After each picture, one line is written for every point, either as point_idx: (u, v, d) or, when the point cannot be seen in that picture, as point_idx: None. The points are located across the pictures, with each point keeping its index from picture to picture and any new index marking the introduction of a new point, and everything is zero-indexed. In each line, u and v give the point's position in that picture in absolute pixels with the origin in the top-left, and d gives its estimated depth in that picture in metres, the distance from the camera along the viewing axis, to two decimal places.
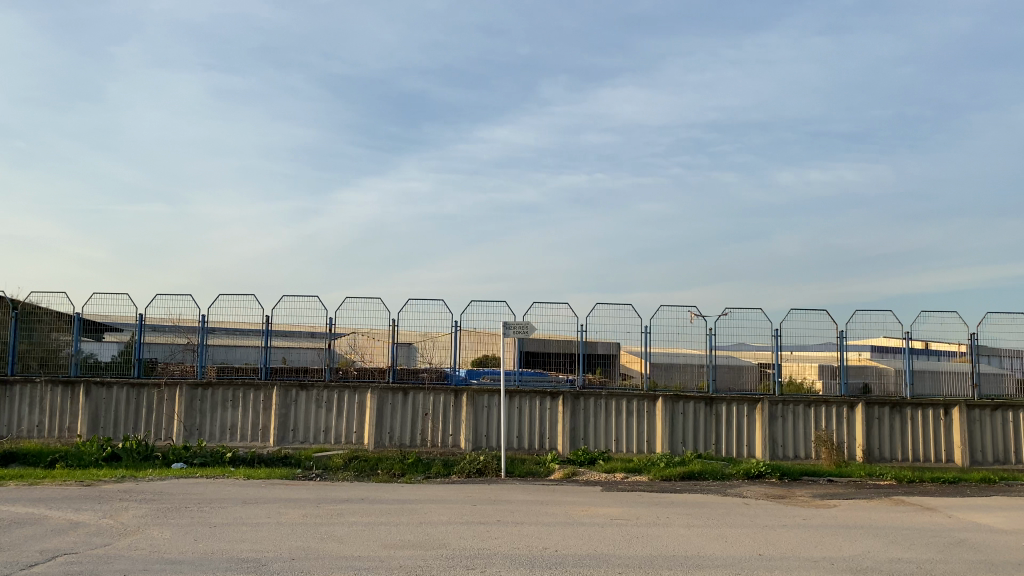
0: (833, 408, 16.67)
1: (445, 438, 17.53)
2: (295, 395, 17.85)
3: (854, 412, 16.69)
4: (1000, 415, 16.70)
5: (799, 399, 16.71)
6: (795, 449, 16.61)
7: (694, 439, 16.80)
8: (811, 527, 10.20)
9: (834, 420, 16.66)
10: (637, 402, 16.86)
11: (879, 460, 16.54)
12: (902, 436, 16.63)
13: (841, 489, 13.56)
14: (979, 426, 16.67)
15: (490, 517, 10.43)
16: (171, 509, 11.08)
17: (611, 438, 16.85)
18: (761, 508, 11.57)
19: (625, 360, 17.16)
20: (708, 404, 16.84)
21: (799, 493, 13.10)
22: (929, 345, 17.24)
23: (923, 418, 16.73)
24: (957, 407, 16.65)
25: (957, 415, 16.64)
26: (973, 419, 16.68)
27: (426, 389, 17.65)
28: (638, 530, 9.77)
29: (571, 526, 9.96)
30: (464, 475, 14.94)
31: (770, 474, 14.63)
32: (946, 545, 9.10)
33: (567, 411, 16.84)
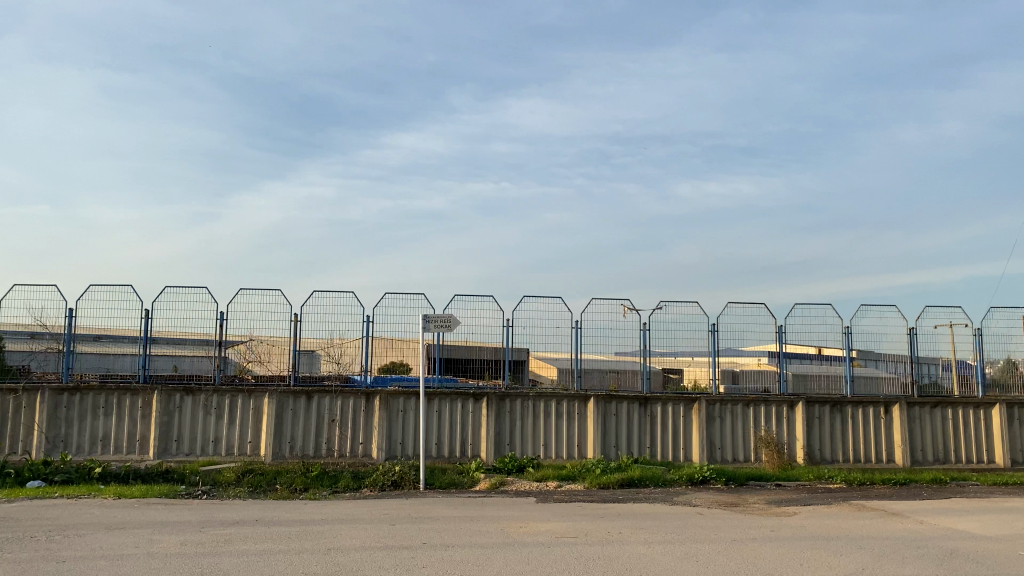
0: (772, 407, 15.63)
1: (353, 447, 15.64)
2: (180, 401, 15.61)
3: (794, 411, 15.68)
4: (939, 413, 15.89)
5: (737, 398, 15.59)
6: (734, 452, 15.49)
7: (628, 443, 15.46)
8: (783, 539, 8.88)
9: (774, 420, 15.62)
10: (568, 404, 15.42)
11: (819, 461, 15.58)
12: (842, 435, 15.68)
13: (794, 495, 12.40)
14: (919, 425, 15.84)
15: (413, 540, 8.68)
16: (11, 541, 8.86)
17: (539, 444, 15.33)
18: (719, 518, 10.19)
19: (535, 365, 15.75)
20: (643, 405, 15.53)
21: (752, 500, 11.86)
22: (822, 350, 16.03)
23: (863, 417, 15.79)
24: (898, 405, 15.75)
25: (898, 413, 15.75)
26: (913, 417, 15.82)
27: (332, 393, 15.71)
28: (592, 551, 8.21)
29: (511, 548, 8.32)
30: (377, 489, 13.11)
31: (714, 479, 13.37)
32: (942, 559, 7.91)
33: (490, 414, 15.22)
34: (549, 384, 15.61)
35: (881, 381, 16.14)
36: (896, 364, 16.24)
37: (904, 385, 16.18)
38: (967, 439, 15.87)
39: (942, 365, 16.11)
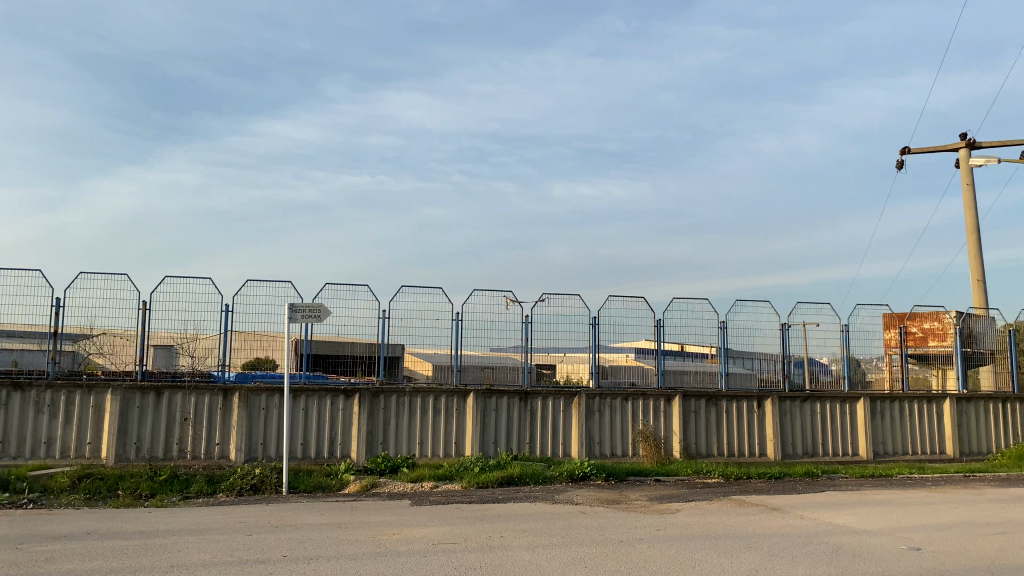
0: (651, 401, 15.43)
1: (209, 448, 14.30)
2: (6, 398, 13.81)
3: (671, 405, 15.54)
4: (808, 406, 16.13)
5: (616, 392, 15.30)
6: (612, 447, 15.19)
7: (507, 439, 14.89)
8: (670, 539, 8.46)
9: (652, 415, 15.42)
10: (445, 399, 14.70)
11: (696, 455, 15.49)
12: (717, 429, 15.66)
13: (675, 490, 12.12)
14: (790, 418, 16.03)
15: (273, 552, 7.71)
16: None
17: (413, 442, 14.52)
18: (603, 517, 9.68)
19: (411, 361, 14.67)
20: (522, 400, 14.99)
21: (634, 497, 11.48)
22: (685, 347, 15.83)
23: (737, 411, 15.81)
24: (770, 399, 15.88)
25: (770, 407, 15.87)
26: (784, 410, 15.99)
27: (186, 389, 14.30)
28: (472, 559, 7.51)
29: (385, 558, 7.50)
30: (233, 494, 11.95)
31: (595, 475, 12.96)
32: (830, 556, 7.66)
33: (362, 411, 14.28)
34: (425, 379, 14.73)
35: (740, 378, 16.10)
36: (757, 362, 16.23)
37: (759, 380, 16.18)
38: (833, 432, 16.20)
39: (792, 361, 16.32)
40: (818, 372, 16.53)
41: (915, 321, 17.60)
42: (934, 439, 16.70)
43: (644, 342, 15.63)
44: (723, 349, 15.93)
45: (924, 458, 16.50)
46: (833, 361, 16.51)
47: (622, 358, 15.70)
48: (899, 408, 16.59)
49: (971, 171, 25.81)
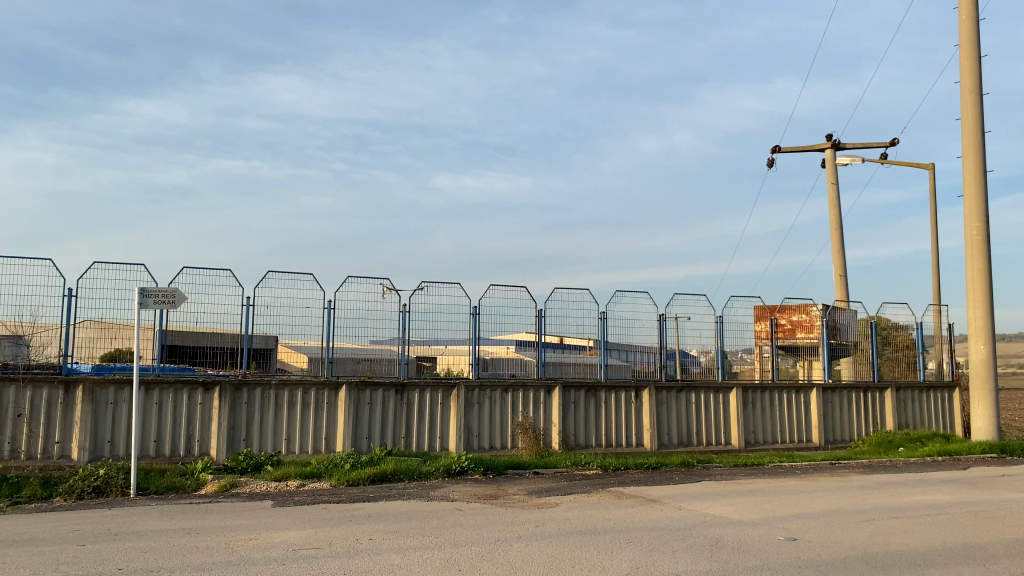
0: (530, 392, 15.10)
1: (47, 447, 12.93)
2: None
3: (551, 396, 15.26)
4: (684, 397, 16.22)
5: (496, 384, 14.89)
6: (491, 440, 14.79)
7: (381, 433, 14.22)
8: (549, 535, 8.08)
9: (532, 406, 15.10)
10: (315, 392, 13.88)
11: (575, 447, 15.30)
12: (597, 421, 15.51)
13: (554, 483, 11.80)
14: (667, 408, 16.09)
15: (107, 565, 6.81)
16: None
17: (279, 438, 13.62)
18: (479, 514, 9.17)
19: (284, 354, 13.94)
20: (398, 393, 14.36)
21: (512, 491, 11.08)
22: (563, 339, 15.47)
23: (616, 401, 15.73)
24: (648, 389, 15.87)
25: (648, 398, 15.88)
26: (662, 401, 16.04)
27: (21, 382, 12.86)
28: (336, 565, 6.86)
29: (237, 567, 6.75)
30: (72, 498, 10.74)
31: (472, 469, 12.49)
32: (709, 549, 7.47)
33: (223, 406, 13.27)
34: (297, 373, 13.94)
35: (619, 371, 15.84)
36: (635, 355, 16.01)
37: (634, 372, 15.96)
38: (708, 422, 16.39)
39: (669, 354, 16.22)
40: (689, 365, 16.46)
41: (784, 313, 18.09)
42: (800, 427, 17.20)
43: (524, 334, 15.21)
44: (603, 342, 15.76)
45: (791, 445, 16.97)
46: (704, 354, 16.62)
47: (504, 350, 15.16)
48: (769, 397, 16.99)
49: (836, 171, 26.95)
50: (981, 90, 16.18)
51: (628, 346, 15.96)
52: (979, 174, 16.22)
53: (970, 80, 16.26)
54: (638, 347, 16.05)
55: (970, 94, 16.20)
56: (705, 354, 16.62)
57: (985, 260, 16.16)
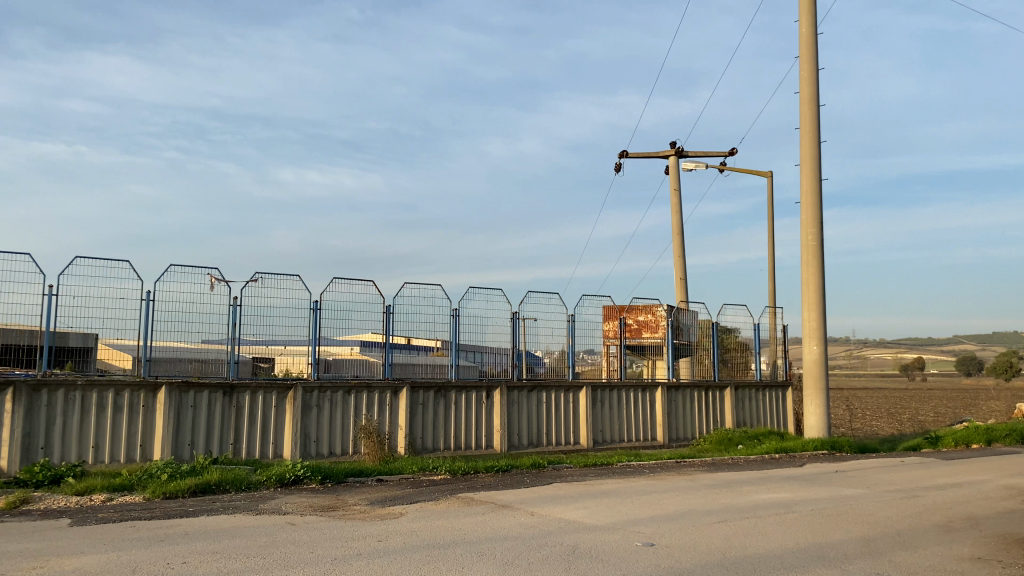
0: (375, 393, 14.19)
1: None
2: None
3: (397, 398, 14.41)
4: (535, 396, 15.84)
5: (337, 385, 13.88)
6: (331, 445, 13.76)
7: (207, 440, 12.88)
8: (393, 551, 7.30)
9: (376, 408, 14.19)
10: (129, 395, 12.34)
11: (421, 450, 14.52)
12: (445, 422, 14.81)
13: (399, 490, 10.98)
14: (517, 409, 15.63)
15: None
16: None
17: (85, 446, 11.98)
18: (314, 529, 8.21)
19: (105, 353, 12.30)
20: (227, 395, 13.07)
21: (352, 500, 10.18)
22: (412, 340, 14.61)
23: (465, 402, 15.09)
24: (498, 389, 15.35)
25: (498, 398, 15.36)
26: (512, 401, 15.57)
27: None
28: None
29: None
30: None
31: (309, 478, 11.47)
32: (566, 560, 6.95)
33: (16, 410, 11.49)
34: (120, 370, 12.43)
35: (467, 372, 15.18)
36: (483, 356, 15.40)
37: (483, 373, 15.37)
38: (557, 422, 16.09)
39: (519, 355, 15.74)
40: (535, 365, 15.98)
41: (631, 313, 18.11)
42: (647, 426, 17.27)
43: (371, 334, 14.27)
44: (455, 342, 14.96)
45: (638, 445, 16.98)
46: (548, 356, 16.17)
47: (348, 352, 14.14)
48: (617, 396, 16.95)
49: (679, 178, 27.72)
50: (818, 101, 16.91)
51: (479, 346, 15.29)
52: (815, 181, 16.92)
53: (809, 91, 16.95)
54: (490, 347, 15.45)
55: (809, 104, 16.89)
56: (549, 356, 16.18)
57: (819, 265, 16.86)
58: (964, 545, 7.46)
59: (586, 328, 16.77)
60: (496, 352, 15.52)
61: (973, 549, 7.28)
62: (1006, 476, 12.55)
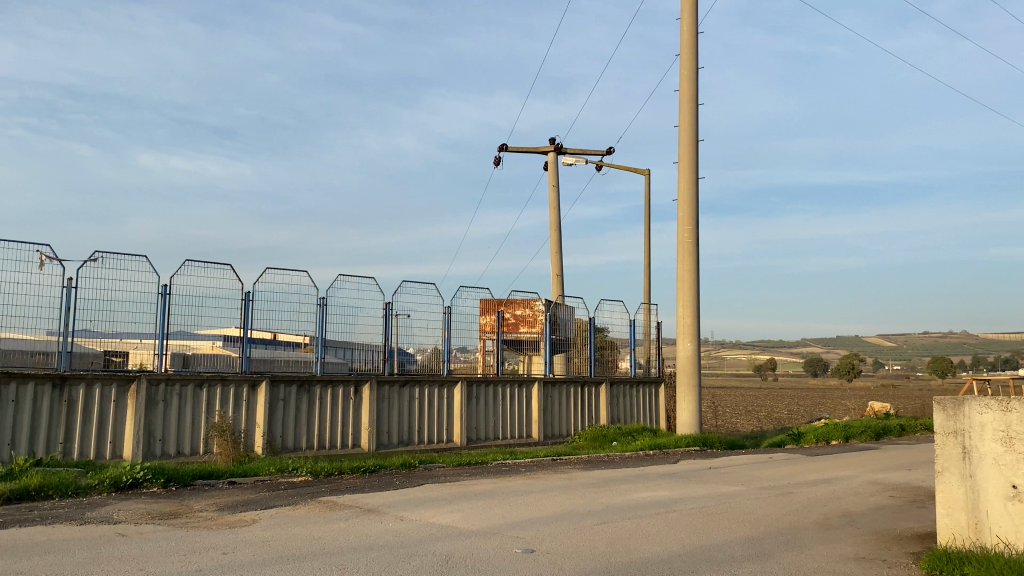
0: (230, 388, 12.96)
1: None
2: None
3: (256, 392, 13.23)
4: (407, 392, 15.02)
5: (188, 378, 12.55)
6: (179, 445, 12.43)
7: (30, 440, 11.29)
8: (241, 566, 6.36)
9: (232, 404, 12.97)
10: None
11: (282, 450, 13.39)
12: (309, 419, 13.73)
13: (254, 495, 9.92)
14: (387, 405, 14.74)
15: None
16: None
17: None
18: (147, 542, 7.12)
19: None
20: (57, 388, 11.51)
21: (198, 507, 9.06)
22: (276, 335, 13.53)
23: (332, 398, 14.06)
24: (367, 384, 14.42)
25: (367, 394, 14.42)
26: (382, 397, 14.67)
27: None
28: None
29: None
30: None
31: (149, 482, 10.21)
32: (439, 571, 6.24)
33: None
34: None
35: (336, 368, 14.22)
36: (352, 351, 14.46)
37: (351, 369, 14.40)
38: (430, 419, 15.32)
39: (390, 352, 14.86)
40: (405, 362, 15.12)
41: (511, 305, 17.60)
42: (521, 423, 16.77)
43: (230, 328, 13.08)
44: (320, 337, 13.93)
45: (512, 443, 16.46)
46: (419, 353, 15.34)
47: (207, 346, 12.96)
48: (492, 393, 16.38)
49: (557, 175, 27.57)
50: (697, 100, 16.94)
51: (346, 342, 14.35)
52: (692, 179, 16.95)
53: (688, 90, 16.95)
54: (359, 343, 14.50)
55: (688, 102, 16.90)
56: (422, 352, 15.37)
57: (695, 263, 16.90)
58: (847, 544, 7.27)
59: (462, 325, 16.07)
60: (366, 347, 14.60)
61: (856, 548, 7.09)
62: (869, 472, 12.80)
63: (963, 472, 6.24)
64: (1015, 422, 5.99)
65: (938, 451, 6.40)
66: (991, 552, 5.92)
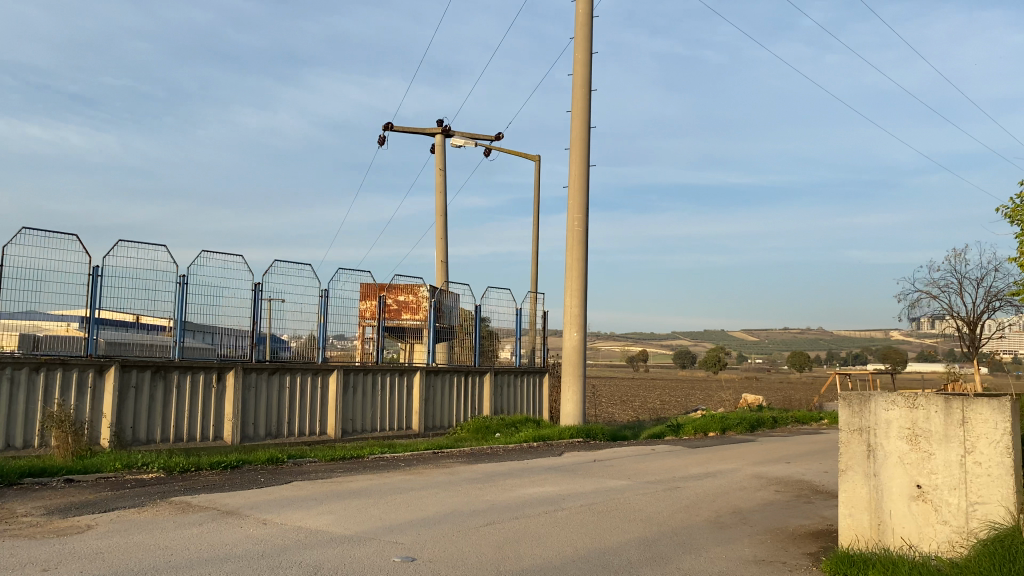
0: (73, 373, 11.51)
1: None
2: None
3: (103, 378, 11.83)
4: (277, 380, 13.94)
5: (22, 361, 11.02)
6: (8, 437, 10.91)
7: None
8: None
9: (74, 391, 11.52)
10: None
11: (132, 443, 12.06)
12: (165, 409, 12.44)
13: (94, 495, 8.72)
14: (254, 394, 13.60)
15: None
16: None
17: None
18: None
19: None
20: None
21: (23, 510, 7.83)
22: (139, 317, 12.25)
23: (192, 386, 12.81)
24: (232, 370, 13.24)
25: (232, 381, 13.24)
26: (248, 385, 13.52)
27: None
28: None
29: None
30: None
31: None
32: None
33: None
34: None
35: (198, 355, 12.96)
36: (219, 337, 13.24)
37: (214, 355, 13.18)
38: (301, 409, 14.28)
39: (258, 338, 13.70)
40: (278, 350, 14.07)
41: (393, 291, 16.64)
42: (401, 414, 15.97)
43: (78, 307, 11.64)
44: (179, 320, 12.67)
45: (390, 434, 15.63)
46: (295, 340, 14.31)
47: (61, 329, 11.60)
48: (371, 382, 15.50)
49: (446, 158, 26.75)
50: (591, 85, 16.55)
51: (209, 328, 13.10)
52: (584, 167, 16.57)
53: (582, 74, 16.52)
54: (223, 330, 13.28)
55: (582, 87, 16.50)
56: (297, 340, 14.33)
57: (583, 251, 16.54)
58: (744, 545, 6.93)
59: (340, 311, 15.11)
60: (235, 333, 13.40)
61: (754, 550, 6.76)
62: (751, 465, 12.77)
63: (867, 471, 5.98)
64: (922, 420, 5.77)
65: (841, 449, 6.12)
66: (893, 554, 5.69)
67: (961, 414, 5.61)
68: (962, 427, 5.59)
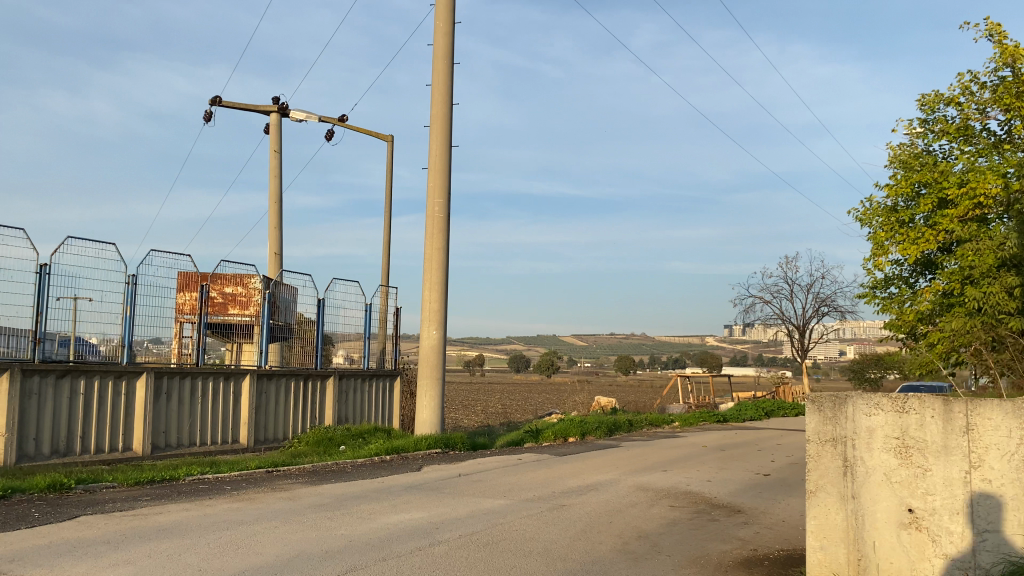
0: None
1: None
2: None
3: None
4: (68, 385, 11.24)
5: None
6: None
7: None
8: None
9: None
10: None
11: None
12: None
13: None
14: (37, 403, 10.87)
15: None
16: None
17: None
18: None
19: None
20: None
21: None
22: None
23: None
24: (8, 374, 10.47)
25: (6, 387, 10.47)
26: (28, 391, 10.77)
27: None
28: None
29: None
30: None
31: None
32: None
33: None
34: None
35: None
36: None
37: None
38: (100, 421, 11.66)
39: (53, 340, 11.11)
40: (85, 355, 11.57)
41: (217, 283, 14.32)
42: (226, 424, 13.61)
43: None
44: None
45: (212, 448, 13.25)
46: (104, 343, 11.83)
47: None
48: (189, 387, 13.05)
49: (283, 138, 24.45)
50: (453, 59, 15.03)
51: None
52: (445, 147, 15.02)
53: (443, 45, 14.93)
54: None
55: (443, 59, 14.91)
56: (106, 344, 11.84)
57: (444, 240, 14.99)
58: None
59: (152, 305, 12.66)
60: (10, 331, 10.62)
61: None
62: (630, 475, 11.59)
63: (844, 492, 4.79)
64: (913, 427, 4.61)
65: (811, 465, 4.91)
66: None
67: (965, 420, 4.46)
68: (966, 437, 4.45)
